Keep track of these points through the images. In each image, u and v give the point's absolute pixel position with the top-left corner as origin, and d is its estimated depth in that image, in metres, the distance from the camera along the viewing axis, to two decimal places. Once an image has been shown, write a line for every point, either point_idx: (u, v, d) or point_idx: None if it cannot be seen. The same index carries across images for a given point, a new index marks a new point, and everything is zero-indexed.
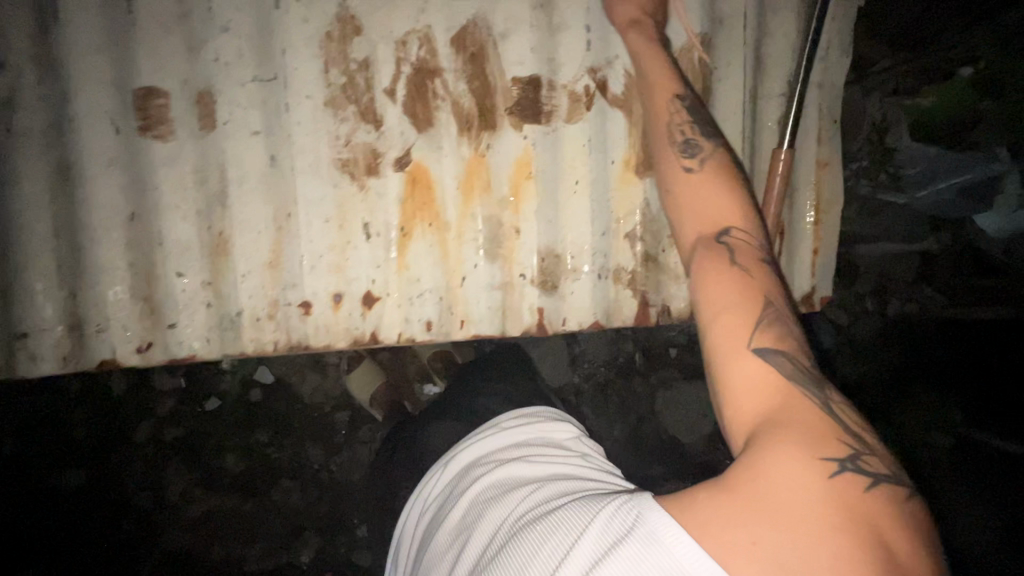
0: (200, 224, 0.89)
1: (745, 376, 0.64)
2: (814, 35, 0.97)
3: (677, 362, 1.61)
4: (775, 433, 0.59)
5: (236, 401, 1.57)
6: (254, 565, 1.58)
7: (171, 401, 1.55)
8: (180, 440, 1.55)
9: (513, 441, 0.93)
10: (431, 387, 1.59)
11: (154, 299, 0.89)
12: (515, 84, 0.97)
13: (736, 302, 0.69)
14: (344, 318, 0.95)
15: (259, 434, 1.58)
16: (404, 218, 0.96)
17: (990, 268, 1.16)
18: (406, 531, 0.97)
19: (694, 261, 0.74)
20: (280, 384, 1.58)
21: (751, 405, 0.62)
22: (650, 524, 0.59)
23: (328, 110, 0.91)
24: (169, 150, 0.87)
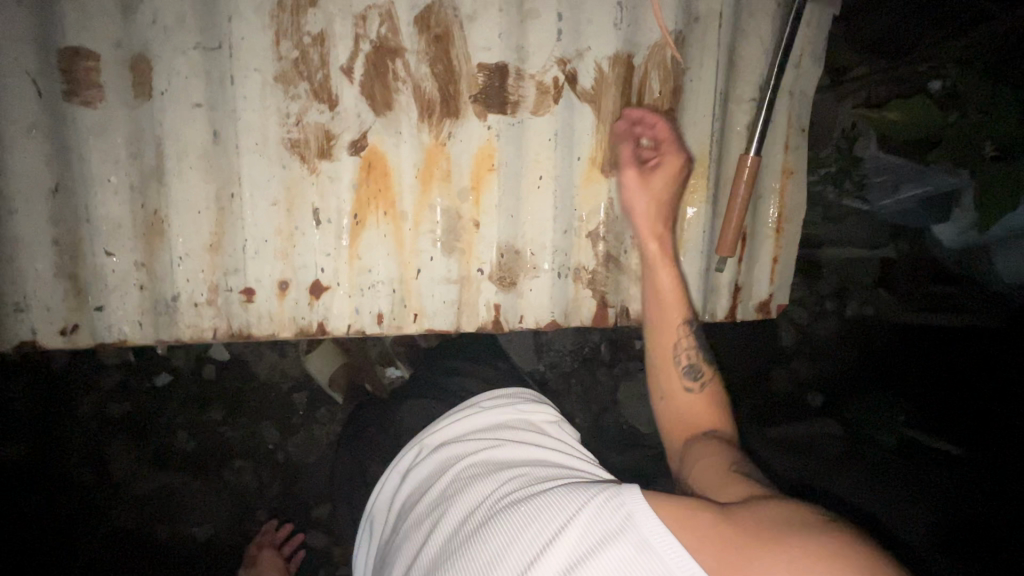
0: (132, 200, 0.83)
1: (707, 455, 0.76)
2: (787, 40, 0.96)
3: (641, 354, 1.65)
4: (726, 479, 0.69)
5: (189, 378, 1.51)
6: (201, 545, 1.53)
7: (118, 375, 1.48)
8: (126, 415, 1.48)
9: (496, 422, 0.90)
10: (393, 371, 1.52)
11: (80, 279, 0.83)
12: (481, 71, 0.93)
13: (716, 454, 0.76)
14: (289, 307, 0.91)
15: (212, 412, 1.52)
16: (357, 205, 0.91)
17: (949, 278, 1.57)
18: (377, 507, 0.90)
19: (683, 451, 0.80)
20: (237, 362, 1.52)
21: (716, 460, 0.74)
22: (637, 525, 0.55)
23: (278, 85, 0.85)
24: (99, 119, 0.80)
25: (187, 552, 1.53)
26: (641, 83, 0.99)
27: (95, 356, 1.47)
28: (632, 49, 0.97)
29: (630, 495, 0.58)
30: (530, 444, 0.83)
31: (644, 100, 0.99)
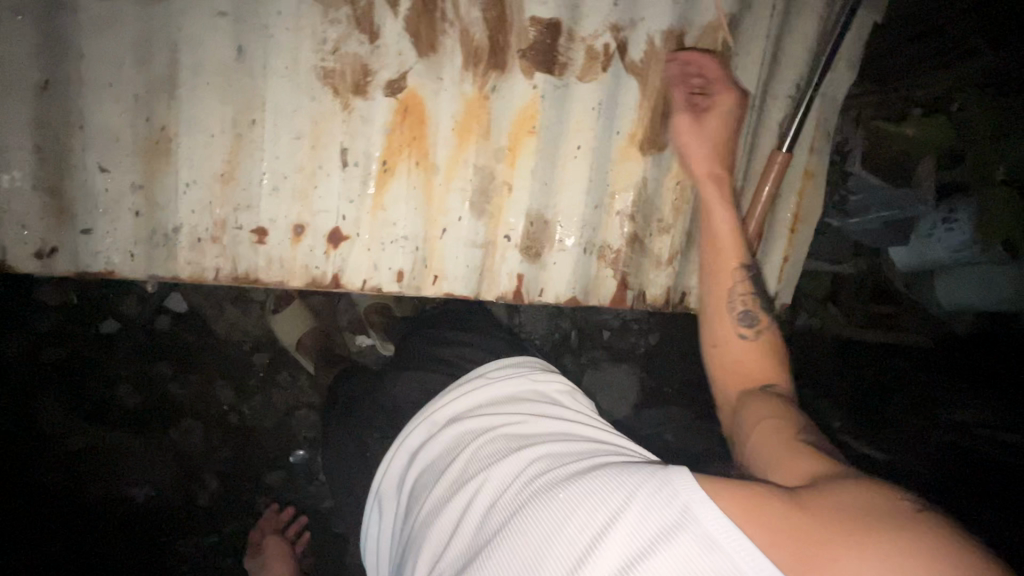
0: (136, 111, 0.72)
1: (763, 423, 0.71)
2: (837, 40, 0.96)
3: (606, 344, 1.62)
4: (788, 452, 0.66)
5: (139, 328, 1.36)
6: (138, 512, 1.38)
7: (56, 317, 1.32)
8: (63, 362, 1.33)
9: (511, 393, 0.84)
10: (365, 339, 1.45)
11: (64, 196, 0.72)
12: (533, 25, 0.87)
13: (771, 417, 0.72)
14: (303, 254, 0.83)
15: (162, 366, 1.38)
16: (387, 151, 0.84)
17: (888, 296, 1.37)
18: (384, 486, 0.84)
19: (738, 410, 0.77)
20: (196, 314, 1.39)
21: (773, 434, 0.69)
22: (697, 518, 0.52)
23: (317, 5, 0.76)
24: (106, 11, 0.69)
25: (122, 519, 1.37)
26: None
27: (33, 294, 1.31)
28: (686, 26, 0.94)
29: (683, 483, 0.55)
30: (551, 420, 0.78)
31: None
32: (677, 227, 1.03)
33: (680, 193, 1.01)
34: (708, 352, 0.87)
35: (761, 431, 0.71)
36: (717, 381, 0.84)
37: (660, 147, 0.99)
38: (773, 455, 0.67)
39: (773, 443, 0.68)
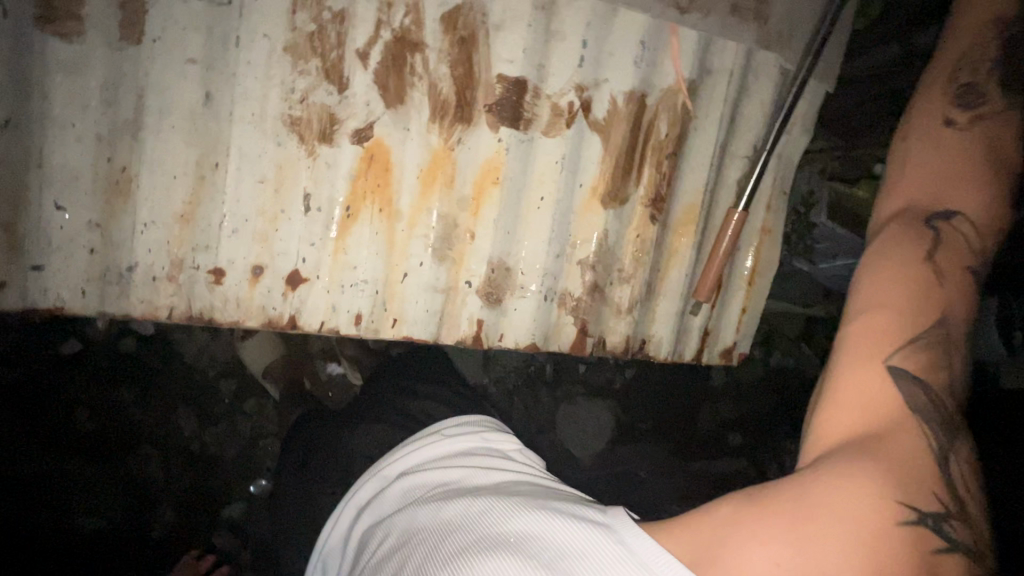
0: (98, 152, 0.73)
1: (829, 393, 0.62)
2: (789, 108, 1.01)
3: (583, 379, 1.59)
4: (825, 440, 0.59)
5: (102, 350, 1.30)
6: (87, 542, 1.33)
7: (11, 335, 1.23)
8: (14, 383, 1.24)
9: (465, 447, 0.84)
10: (335, 367, 1.42)
11: (17, 232, 0.72)
12: (500, 82, 0.90)
13: (898, 305, 0.63)
14: (260, 295, 0.83)
15: (123, 391, 1.32)
16: (351, 197, 0.86)
17: None
18: (330, 543, 0.81)
19: (878, 268, 0.67)
20: (164, 337, 1.34)
21: (824, 412, 0.61)
22: (638, 554, 0.55)
23: (287, 56, 0.78)
24: (73, 55, 0.70)
25: (68, 548, 1.32)
26: (651, 122, 1.00)
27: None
28: (648, 88, 0.99)
29: (627, 527, 0.59)
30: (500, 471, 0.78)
31: (650, 139, 1.01)
32: (637, 276, 1.07)
33: (640, 245, 1.05)
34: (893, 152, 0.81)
35: (823, 400, 0.62)
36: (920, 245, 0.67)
37: (621, 201, 1.02)
38: (811, 425, 0.62)
39: (817, 418, 0.61)
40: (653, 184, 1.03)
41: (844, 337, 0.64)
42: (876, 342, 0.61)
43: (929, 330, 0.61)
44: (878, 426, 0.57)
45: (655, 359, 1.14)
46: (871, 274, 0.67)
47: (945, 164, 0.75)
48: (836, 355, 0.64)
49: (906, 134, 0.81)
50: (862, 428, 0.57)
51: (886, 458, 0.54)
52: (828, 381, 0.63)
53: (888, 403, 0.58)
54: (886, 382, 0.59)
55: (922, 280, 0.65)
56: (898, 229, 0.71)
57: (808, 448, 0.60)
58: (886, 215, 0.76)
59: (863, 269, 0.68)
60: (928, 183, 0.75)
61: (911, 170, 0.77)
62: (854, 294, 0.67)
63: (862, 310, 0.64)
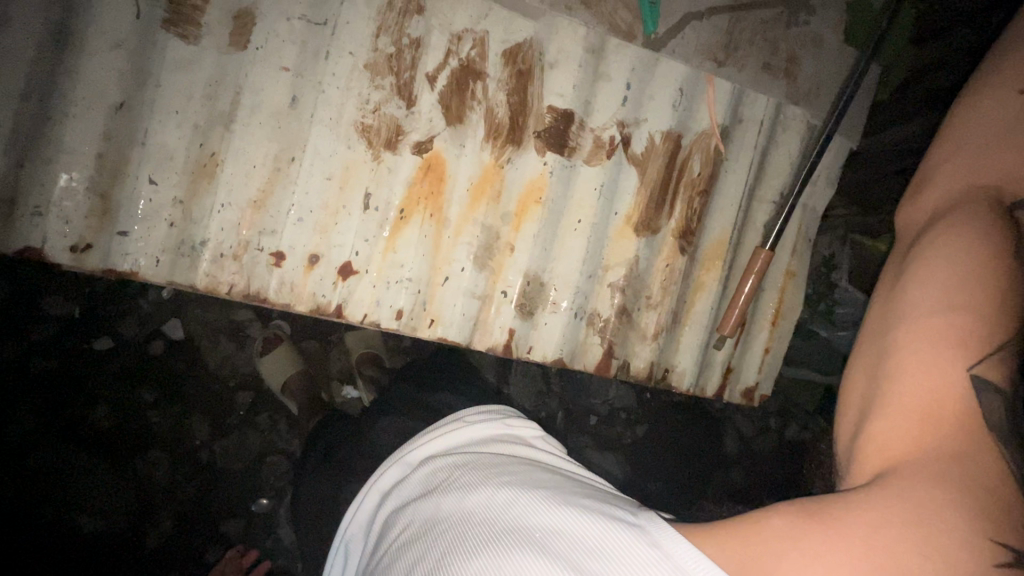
0: (193, 138, 0.82)
1: (894, 396, 0.61)
2: (815, 158, 1.08)
3: (592, 430, 1.58)
4: (891, 449, 0.58)
5: (134, 351, 1.33)
6: (82, 543, 1.30)
7: (55, 328, 1.28)
8: (51, 373, 1.28)
9: (488, 435, 0.87)
10: (351, 390, 1.51)
11: (112, 200, 0.80)
12: (550, 112, 1.00)
13: (972, 296, 0.61)
14: (313, 282, 0.89)
15: (144, 392, 1.34)
16: (407, 201, 0.93)
17: None
18: (354, 528, 0.83)
19: (945, 253, 0.66)
20: (189, 345, 1.37)
21: (887, 417, 0.60)
22: (669, 555, 0.55)
23: (367, 72, 0.88)
24: (188, 54, 0.81)
25: (62, 548, 1.29)
26: (684, 161, 1.08)
27: (36, 300, 1.27)
28: (683, 129, 1.07)
29: (658, 529, 0.58)
30: (523, 458, 0.80)
31: (683, 176, 1.08)
32: (664, 305, 1.11)
33: (669, 273, 1.10)
34: (943, 137, 0.82)
35: (885, 404, 0.62)
36: (987, 226, 0.66)
37: (653, 231, 1.08)
38: (868, 430, 0.62)
39: (876, 424, 0.61)
40: (683, 217, 1.09)
41: (911, 339, 0.63)
42: (951, 341, 0.60)
43: (1015, 336, 0.59)
44: (952, 439, 0.55)
45: (677, 390, 1.16)
46: (947, 263, 0.65)
47: (1010, 144, 0.73)
48: (900, 355, 0.63)
49: (1004, 100, 0.77)
50: (933, 440, 0.56)
51: (966, 480, 0.52)
52: (891, 382, 0.62)
53: (963, 413, 0.57)
54: (956, 385, 0.58)
55: (995, 262, 0.62)
56: (979, 209, 0.69)
57: (868, 455, 0.60)
58: (953, 188, 0.75)
59: (936, 258, 0.66)
60: (1003, 160, 0.73)
61: (990, 145, 0.75)
62: (921, 283, 0.65)
63: (934, 307, 0.63)
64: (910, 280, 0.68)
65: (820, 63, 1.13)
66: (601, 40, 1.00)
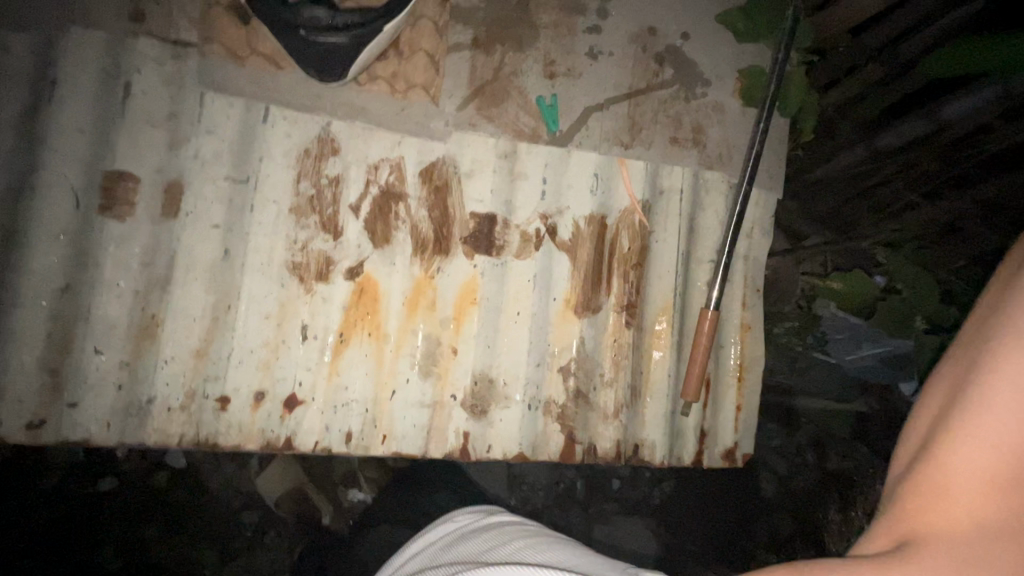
0: (134, 304, 0.88)
1: (968, 439, 0.56)
2: (737, 217, 1.11)
3: (617, 496, 1.52)
4: (948, 502, 0.55)
5: (138, 486, 1.32)
6: None
7: (59, 475, 1.28)
8: (57, 523, 1.26)
9: (464, 533, 0.91)
10: (356, 493, 1.40)
11: (62, 374, 0.85)
12: (472, 218, 1.05)
13: None
14: (261, 418, 0.92)
15: (150, 527, 1.31)
16: (344, 325, 0.97)
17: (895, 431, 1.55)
18: None
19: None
20: (191, 471, 1.36)
21: (957, 463, 0.56)
22: None
23: (292, 216, 0.96)
24: (123, 230, 0.89)
25: None
26: (613, 238, 1.12)
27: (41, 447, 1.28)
28: (606, 210, 1.11)
29: None
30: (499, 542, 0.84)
31: (614, 253, 1.11)
32: (620, 379, 1.11)
33: (618, 348, 1.11)
34: None
35: (955, 445, 0.57)
36: None
37: (594, 310, 1.10)
38: (926, 471, 0.58)
39: (934, 467, 0.58)
40: (623, 292, 1.12)
41: (1007, 376, 0.56)
42: None
43: None
44: (1009, 505, 0.53)
45: (652, 463, 1.13)
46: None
47: None
48: (987, 392, 0.57)
49: None
50: (993, 508, 0.53)
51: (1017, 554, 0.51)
52: (964, 423, 0.57)
53: None
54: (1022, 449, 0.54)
55: None
56: None
57: (912, 503, 0.57)
58: None
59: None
60: None
61: None
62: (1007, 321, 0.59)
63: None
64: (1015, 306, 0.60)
65: (726, 127, 1.18)
66: (511, 144, 1.07)
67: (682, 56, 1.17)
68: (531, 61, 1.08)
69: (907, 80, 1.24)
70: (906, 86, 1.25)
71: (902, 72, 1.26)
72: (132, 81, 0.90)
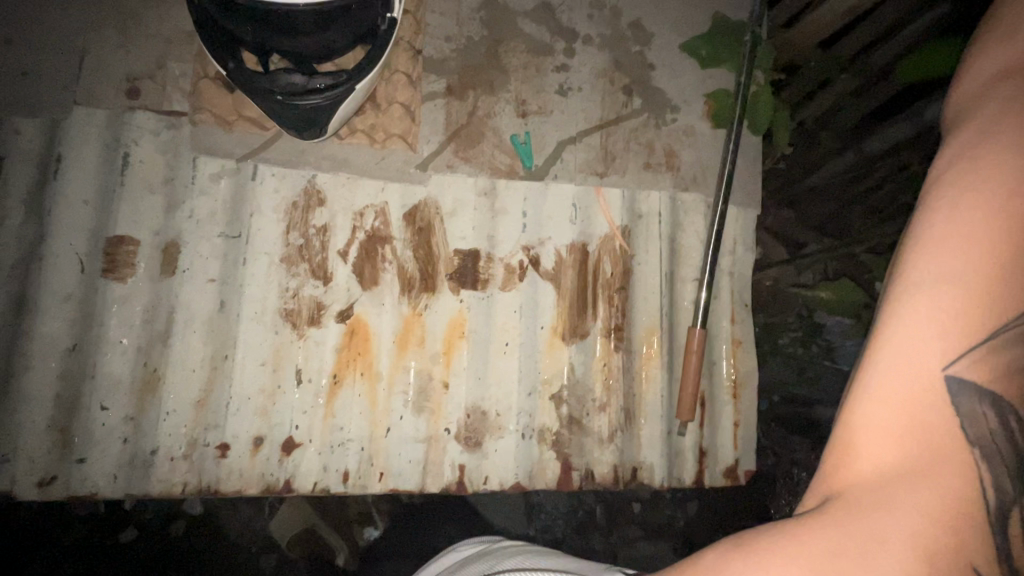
0: (137, 360, 0.93)
1: (866, 389, 0.47)
2: (715, 235, 1.13)
3: (640, 520, 1.45)
4: (852, 460, 0.47)
5: (158, 536, 1.29)
6: None
7: (80, 530, 1.26)
8: None
9: (458, 561, 0.93)
10: (372, 532, 1.37)
11: (71, 432, 0.90)
12: (456, 255, 1.08)
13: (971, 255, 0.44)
14: (260, 463, 0.96)
15: None
16: (337, 366, 1.01)
17: None
18: None
19: (944, 188, 0.47)
20: (209, 518, 1.32)
21: (859, 414, 0.47)
22: None
23: (283, 265, 1.00)
24: (124, 291, 0.94)
25: None
26: (595, 265, 1.14)
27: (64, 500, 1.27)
28: (587, 238, 1.14)
29: None
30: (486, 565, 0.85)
31: (598, 279, 1.14)
32: (612, 403, 1.12)
33: (608, 372, 1.12)
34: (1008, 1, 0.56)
35: (860, 393, 0.48)
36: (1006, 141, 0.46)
37: (581, 336, 1.12)
38: (835, 429, 0.50)
39: (842, 422, 0.49)
40: (609, 317, 1.14)
41: (907, 302, 0.46)
42: (948, 321, 0.44)
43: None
44: (915, 450, 0.44)
45: (652, 486, 1.13)
46: (977, 184, 0.45)
47: None
48: (884, 327, 0.47)
49: None
50: (902, 462, 0.44)
51: (927, 509, 0.43)
52: (865, 366, 0.48)
53: (939, 422, 0.45)
54: (934, 383, 0.44)
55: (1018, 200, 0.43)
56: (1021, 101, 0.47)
57: (826, 465, 0.50)
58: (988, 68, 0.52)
59: (960, 175, 0.47)
60: None
61: None
62: (918, 233, 0.48)
63: (942, 257, 0.45)
64: (920, 211, 0.49)
65: (698, 149, 1.22)
66: (490, 182, 1.12)
67: (649, 86, 1.22)
68: (503, 103, 1.14)
69: (885, 87, 1.27)
70: (882, 94, 1.29)
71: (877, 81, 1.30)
72: (130, 152, 0.97)
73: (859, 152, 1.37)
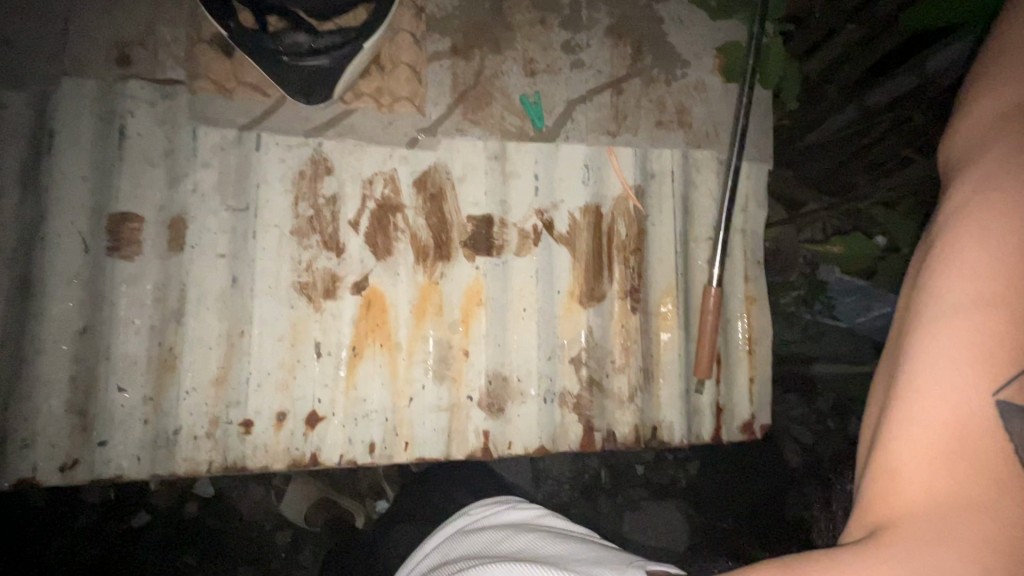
0: (151, 340, 0.91)
1: (901, 416, 0.52)
2: (729, 193, 1.12)
3: (644, 481, 1.48)
4: (895, 492, 0.50)
5: (169, 520, 1.28)
6: None
7: (93, 515, 1.24)
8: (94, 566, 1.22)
9: (476, 525, 0.93)
10: (381, 504, 1.36)
11: (90, 415, 0.88)
12: (470, 221, 1.06)
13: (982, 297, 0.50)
14: (285, 437, 0.95)
15: (186, 558, 1.27)
16: (356, 338, 0.99)
17: None
18: None
19: (953, 242, 0.53)
20: (221, 498, 1.32)
21: (893, 446, 0.52)
22: None
23: (294, 237, 0.98)
24: (133, 270, 0.91)
25: None
26: (609, 227, 1.12)
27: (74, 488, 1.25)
28: (600, 199, 1.12)
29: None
30: (508, 538, 0.85)
31: (614, 241, 1.12)
32: (630, 365, 1.12)
33: (627, 334, 1.12)
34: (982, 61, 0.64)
35: (894, 430, 0.52)
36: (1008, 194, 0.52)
37: (598, 299, 1.11)
38: (875, 457, 0.54)
39: (881, 457, 0.53)
40: (625, 279, 1.13)
41: (927, 350, 0.51)
42: (971, 358, 0.49)
43: None
44: (964, 487, 0.48)
45: (671, 444, 1.14)
46: (980, 249, 0.51)
47: None
48: (912, 368, 0.52)
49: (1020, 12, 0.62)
50: (946, 479, 0.48)
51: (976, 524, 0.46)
52: (901, 397, 0.52)
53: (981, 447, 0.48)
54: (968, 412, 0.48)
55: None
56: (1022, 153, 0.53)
57: (869, 493, 0.53)
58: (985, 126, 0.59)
59: (967, 230, 0.53)
60: None
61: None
62: (934, 280, 0.53)
63: (959, 303, 0.50)
64: (932, 263, 0.55)
65: (709, 106, 1.20)
66: (500, 145, 1.09)
67: (658, 40, 1.18)
68: (511, 61, 1.10)
69: (888, 38, 1.16)
70: (885, 44, 1.19)
71: (882, 28, 1.19)
72: (127, 124, 0.93)
73: (862, 106, 1.34)
